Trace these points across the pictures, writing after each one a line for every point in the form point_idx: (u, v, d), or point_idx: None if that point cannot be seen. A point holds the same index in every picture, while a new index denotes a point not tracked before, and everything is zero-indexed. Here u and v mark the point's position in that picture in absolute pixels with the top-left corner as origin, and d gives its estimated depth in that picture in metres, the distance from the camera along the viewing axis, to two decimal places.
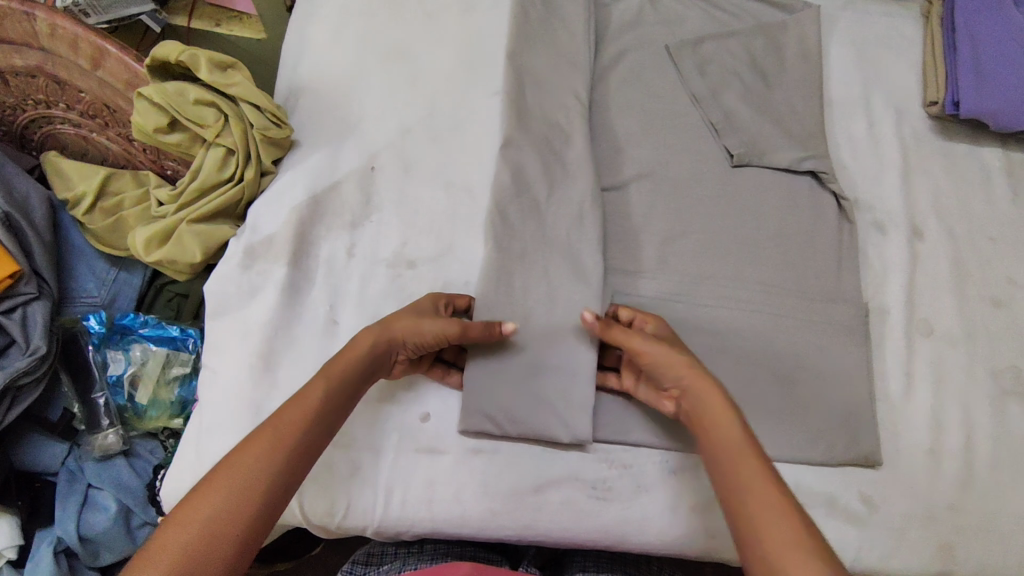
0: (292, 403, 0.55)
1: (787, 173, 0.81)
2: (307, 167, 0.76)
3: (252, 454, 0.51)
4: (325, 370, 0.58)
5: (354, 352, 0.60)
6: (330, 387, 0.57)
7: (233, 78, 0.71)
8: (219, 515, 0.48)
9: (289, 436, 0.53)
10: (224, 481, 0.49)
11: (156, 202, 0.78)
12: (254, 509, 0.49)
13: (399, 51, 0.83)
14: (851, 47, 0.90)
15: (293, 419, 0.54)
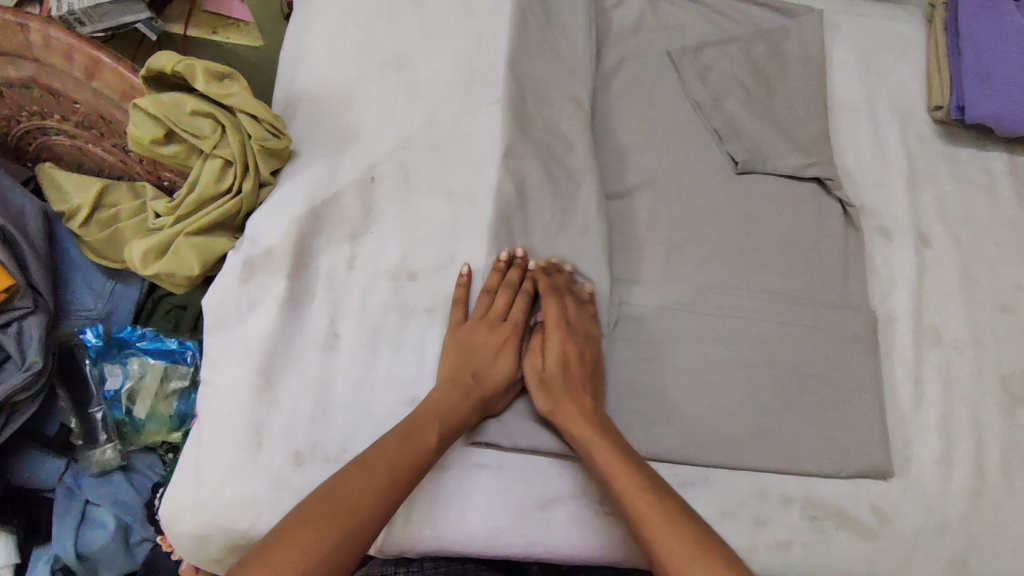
0: (406, 444, 0.59)
1: (792, 179, 0.80)
2: (307, 178, 0.75)
3: (368, 491, 0.55)
4: (436, 416, 0.62)
5: (464, 401, 0.63)
6: (442, 437, 0.61)
7: (229, 89, 0.70)
8: (338, 549, 0.52)
9: (402, 482, 0.57)
10: (342, 515, 0.53)
11: (152, 214, 0.77)
12: (363, 536, 0.54)
13: (398, 59, 0.82)
14: (854, 51, 0.89)
15: (406, 467, 0.58)
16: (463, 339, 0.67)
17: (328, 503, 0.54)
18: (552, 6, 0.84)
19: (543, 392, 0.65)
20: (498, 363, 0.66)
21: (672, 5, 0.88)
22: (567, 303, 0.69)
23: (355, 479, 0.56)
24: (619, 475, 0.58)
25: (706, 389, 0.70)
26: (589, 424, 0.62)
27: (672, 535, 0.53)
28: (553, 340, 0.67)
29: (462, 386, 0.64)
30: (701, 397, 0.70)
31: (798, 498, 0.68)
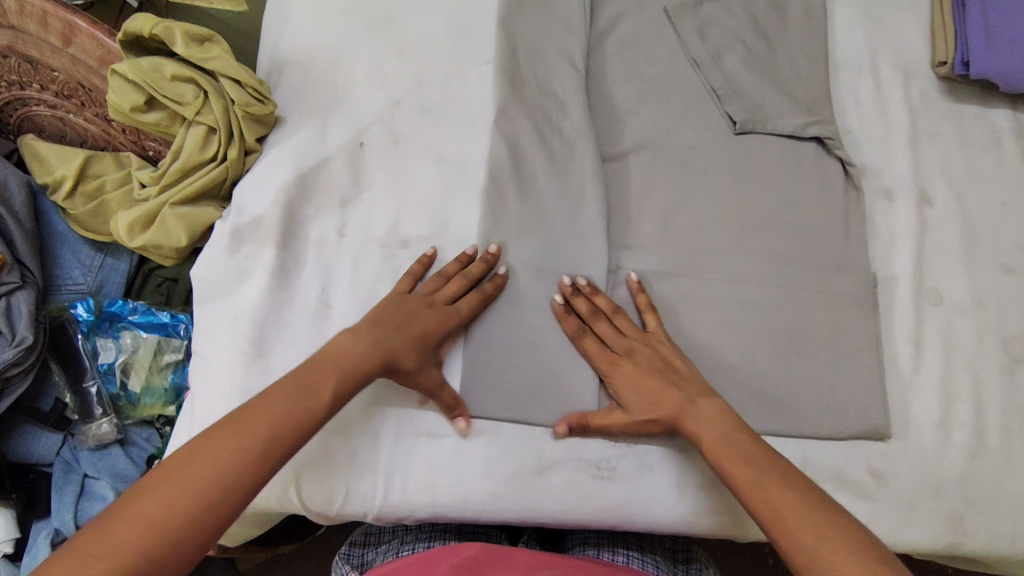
0: (292, 401, 0.56)
1: (792, 139, 0.78)
2: (294, 144, 0.73)
3: (236, 451, 0.53)
4: (335, 371, 0.59)
5: (366, 363, 0.60)
6: (336, 396, 0.58)
7: (210, 52, 0.68)
8: (196, 516, 0.50)
9: (285, 443, 0.55)
10: (202, 481, 0.51)
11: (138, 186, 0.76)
12: (235, 495, 0.52)
13: (386, 19, 0.79)
14: (858, 6, 0.86)
15: (294, 426, 0.56)
16: (391, 306, 0.64)
17: (190, 457, 0.52)
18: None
19: (645, 412, 0.63)
20: (415, 349, 0.62)
21: None
22: (604, 327, 0.66)
23: (223, 434, 0.54)
24: (734, 465, 0.58)
25: (705, 355, 0.69)
26: (695, 414, 0.61)
27: (798, 517, 0.54)
28: (622, 370, 0.65)
29: (368, 339, 0.61)
30: (698, 362, 0.69)
31: (797, 461, 0.68)
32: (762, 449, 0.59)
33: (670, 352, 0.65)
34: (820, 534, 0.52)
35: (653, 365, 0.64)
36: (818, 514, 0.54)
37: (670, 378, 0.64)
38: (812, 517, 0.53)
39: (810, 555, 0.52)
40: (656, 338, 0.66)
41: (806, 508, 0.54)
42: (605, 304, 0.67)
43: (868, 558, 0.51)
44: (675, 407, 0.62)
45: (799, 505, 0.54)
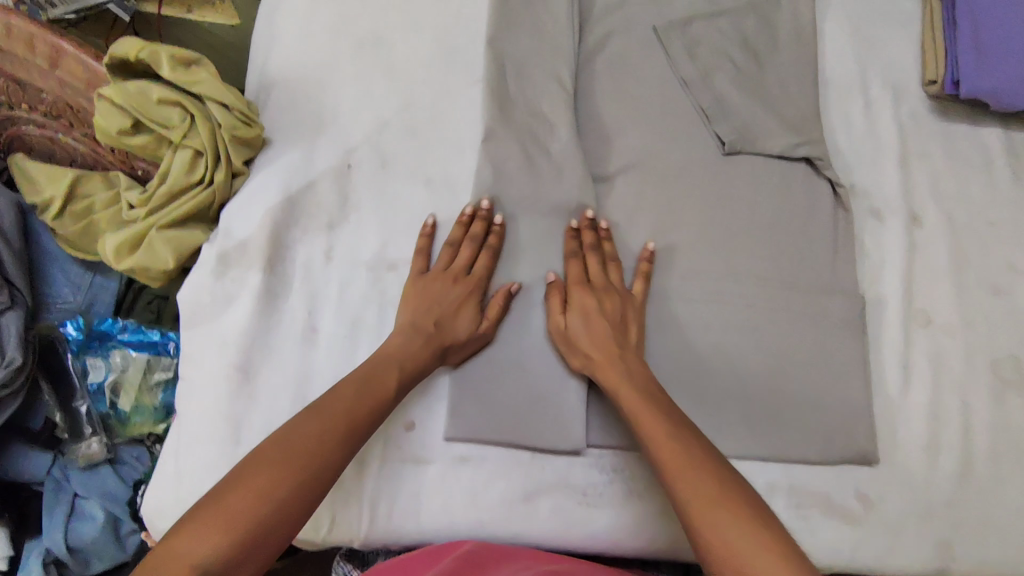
0: (364, 391, 0.60)
1: (781, 159, 0.78)
2: (282, 166, 0.73)
3: (323, 436, 0.56)
4: (394, 362, 0.62)
5: (420, 351, 0.63)
6: (398, 387, 0.62)
7: (197, 75, 0.68)
8: (292, 493, 0.53)
9: (357, 429, 0.58)
10: (296, 461, 0.54)
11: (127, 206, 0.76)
12: (318, 480, 0.55)
13: (374, 39, 0.79)
14: (848, 23, 0.86)
15: (363, 414, 0.59)
16: (425, 289, 0.67)
17: (289, 444, 0.55)
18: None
19: (588, 343, 0.65)
20: (458, 314, 0.65)
21: None
22: (594, 264, 0.69)
23: (308, 424, 0.57)
24: (650, 418, 0.59)
25: (692, 378, 0.69)
26: (625, 372, 0.63)
27: (693, 477, 0.54)
28: (584, 300, 0.66)
29: (420, 337, 0.64)
30: (685, 386, 0.69)
31: (783, 485, 0.68)
32: (682, 421, 0.59)
33: (632, 319, 0.67)
34: (709, 496, 0.53)
35: (619, 315, 0.66)
36: (717, 483, 0.54)
37: (621, 337, 0.65)
38: (708, 485, 0.54)
39: (697, 509, 0.53)
40: (631, 302, 0.68)
41: (709, 473, 0.55)
42: (609, 249, 0.70)
43: (759, 535, 0.50)
44: (609, 345, 0.64)
45: (702, 470, 0.55)
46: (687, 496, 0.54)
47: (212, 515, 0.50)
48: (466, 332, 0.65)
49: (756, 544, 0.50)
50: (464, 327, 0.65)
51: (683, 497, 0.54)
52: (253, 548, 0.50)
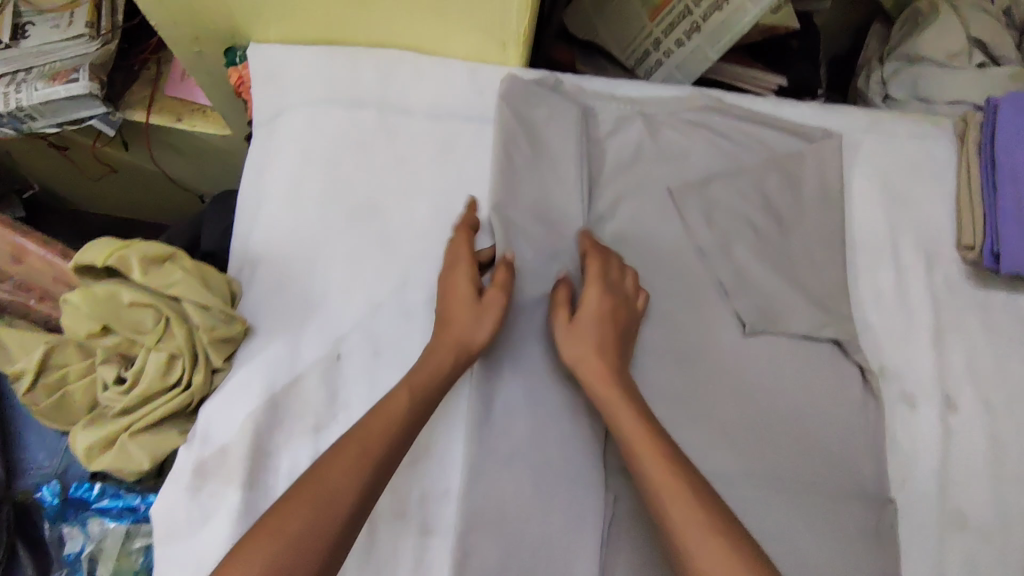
0: (377, 416, 0.58)
1: (807, 339, 0.73)
2: (264, 359, 0.67)
3: (335, 464, 0.55)
4: (414, 380, 0.61)
5: (442, 366, 0.63)
6: (420, 406, 0.60)
7: (171, 276, 0.62)
8: (309, 530, 0.51)
9: (379, 457, 0.56)
10: (314, 493, 0.53)
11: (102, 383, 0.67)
12: (343, 509, 0.53)
13: (367, 207, 0.73)
14: (878, 178, 0.79)
15: (386, 438, 0.57)
16: (450, 292, 0.66)
17: (311, 476, 0.54)
18: (539, 140, 0.75)
19: (569, 344, 0.64)
20: (478, 307, 0.65)
21: (673, 128, 0.78)
22: (610, 266, 0.68)
23: (332, 456, 0.55)
24: (638, 432, 0.58)
25: None
26: (619, 375, 0.63)
27: (686, 498, 0.54)
28: (593, 289, 0.66)
29: (436, 350, 0.63)
30: None
31: None
32: (665, 436, 0.59)
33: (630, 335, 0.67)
34: (691, 514, 0.53)
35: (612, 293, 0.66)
36: (705, 511, 0.53)
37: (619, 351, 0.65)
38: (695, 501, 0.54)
39: (680, 531, 0.53)
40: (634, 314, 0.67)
41: (694, 502, 0.54)
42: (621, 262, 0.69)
43: None
44: (598, 355, 0.63)
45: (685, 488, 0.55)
46: (688, 533, 0.52)
47: (235, 562, 0.49)
48: (482, 334, 0.64)
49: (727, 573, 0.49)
50: (480, 326, 0.64)
51: (667, 509, 0.54)
52: None
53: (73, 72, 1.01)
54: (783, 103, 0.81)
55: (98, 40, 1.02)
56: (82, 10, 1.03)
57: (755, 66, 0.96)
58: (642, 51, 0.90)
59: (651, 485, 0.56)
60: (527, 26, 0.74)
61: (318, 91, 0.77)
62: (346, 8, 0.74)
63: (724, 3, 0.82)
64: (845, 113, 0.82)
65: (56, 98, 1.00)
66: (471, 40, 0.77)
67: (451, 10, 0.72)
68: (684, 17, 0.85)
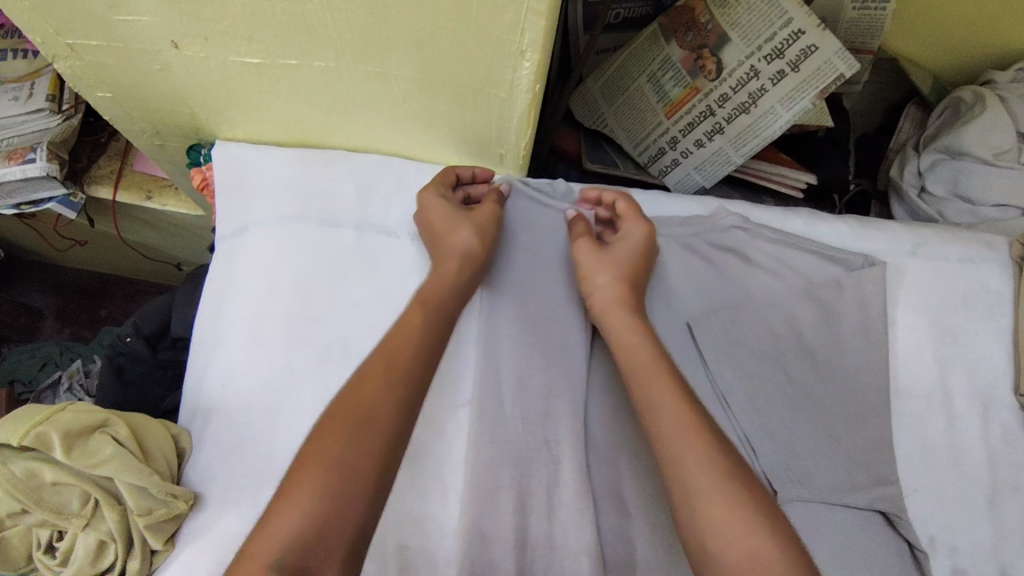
0: (395, 333, 0.56)
1: (848, 509, 0.63)
2: (215, 538, 0.57)
3: (362, 389, 0.52)
4: (428, 302, 0.59)
5: (451, 293, 0.61)
6: (437, 331, 0.58)
7: (103, 451, 0.52)
8: (354, 448, 0.49)
9: (409, 374, 0.54)
10: (350, 418, 0.51)
11: (36, 542, 0.54)
12: (385, 425, 0.51)
13: (341, 346, 0.63)
14: (926, 310, 0.70)
15: (409, 354, 0.55)
16: (442, 214, 0.63)
17: (347, 400, 0.52)
18: (540, 268, 0.68)
19: (593, 276, 0.63)
20: (460, 220, 0.63)
21: (693, 253, 0.69)
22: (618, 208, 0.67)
23: (361, 377, 0.53)
24: (650, 391, 0.54)
25: None
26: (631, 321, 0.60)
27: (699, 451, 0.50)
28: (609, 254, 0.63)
29: (448, 271, 0.61)
30: None
31: None
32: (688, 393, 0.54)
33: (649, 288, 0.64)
34: (702, 466, 0.49)
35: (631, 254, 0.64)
36: (711, 458, 0.50)
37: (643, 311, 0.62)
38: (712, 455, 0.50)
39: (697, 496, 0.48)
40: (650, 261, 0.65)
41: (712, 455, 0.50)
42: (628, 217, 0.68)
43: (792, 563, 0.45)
44: (618, 300, 0.61)
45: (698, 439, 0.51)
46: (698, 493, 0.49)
47: (289, 491, 0.47)
48: (471, 239, 0.62)
49: (739, 534, 0.46)
50: (469, 231, 0.62)
51: (683, 474, 0.50)
52: (333, 518, 0.46)
53: (31, 150, 0.92)
54: (816, 220, 0.72)
55: (59, 115, 0.92)
56: (43, 80, 0.92)
57: (784, 160, 0.86)
58: (657, 148, 0.82)
59: (661, 430, 0.52)
60: (527, 142, 0.65)
61: (289, 206, 0.68)
62: (325, 113, 0.66)
63: (751, 106, 0.74)
64: (888, 234, 0.72)
65: (10, 180, 0.91)
66: (464, 151, 0.68)
67: (443, 122, 0.64)
68: (705, 117, 0.77)
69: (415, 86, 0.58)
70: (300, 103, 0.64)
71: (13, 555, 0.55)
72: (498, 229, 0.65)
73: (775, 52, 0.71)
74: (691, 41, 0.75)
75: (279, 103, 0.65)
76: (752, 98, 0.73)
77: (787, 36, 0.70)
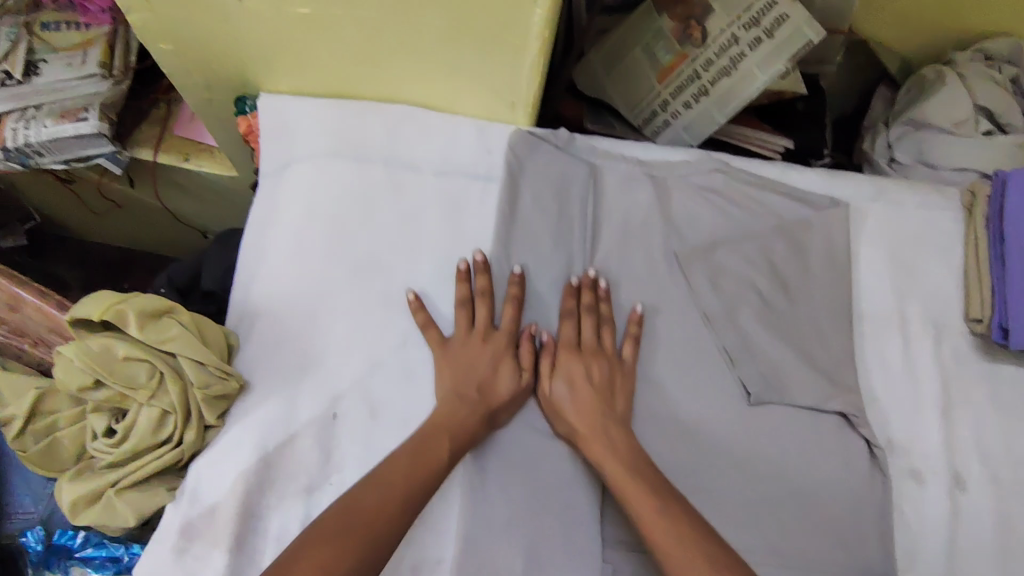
0: (416, 463, 0.61)
1: (812, 410, 0.71)
2: (259, 418, 0.65)
3: (379, 511, 0.57)
4: (442, 430, 0.63)
5: (463, 415, 0.64)
6: (449, 457, 0.62)
7: (169, 331, 0.61)
8: (353, 570, 0.54)
9: (414, 498, 0.59)
10: (355, 534, 0.56)
11: (90, 434, 0.64)
12: (376, 539, 0.56)
13: (369, 263, 0.72)
14: (886, 247, 0.79)
15: (418, 481, 0.60)
16: (452, 358, 0.68)
17: (352, 509, 0.57)
18: (547, 188, 0.76)
19: (562, 394, 0.67)
20: (499, 375, 0.67)
21: (682, 193, 0.77)
22: (590, 326, 0.70)
23: (368, 493, 0.58)
24: (639, 501, 0.60)
25: None
26: (605, 445, 0.64)
27: (681, 557, 0.57)
28: (572, 363, 0.69)
29: (455, 399, 0.65)
30: None
31: None
32: (672, 506, 0.60)
33: (619, 386, 0.69)
34: None
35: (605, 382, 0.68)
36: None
37: (607, 404, 0.67)
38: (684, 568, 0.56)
39: None
40: (621, 368, 0.70)
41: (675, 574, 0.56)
42: (605, 312, 0.71)
43: None
44: (588, 410, 0.66)
45: (679, 544, 0.57)
46: None
47: None
48: (466, 380, 0.66)
49: None
50: (451, 371, 0.67)
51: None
52: None
53: (83, 111, 1.02)
54: (790, 169, 0.82)
55: (110, 80, 1.02)
56: (94, 49, 1.02)
57: (762, 127, 0.96)
58: (650, 111, 0.91)
59: (656, 546, 0.58)
60: (536, 90, 0.75)
61: (326, 146, 0.78)
62: (359, 64, 0.75)
63: (733, 69, 0.83)
64: (853, 182, 0.81)
65: (65, 136, 1.01)
66: (479, 98, 0.78)
67: (462, 70, 0.73)
68: (692, 80, 0.86)
69: (440, 37, 0.68)
70: (339, 53, 0.74)
71: (69, 445, 0.65)
72: (484, 347, 0.69)
73: (753, 20, 0.81)
74: (680, 14, 0.85)
75: (319, 54, 0.75)
76: (733, 61, 0.83)
77: (763, 7, 0.81)
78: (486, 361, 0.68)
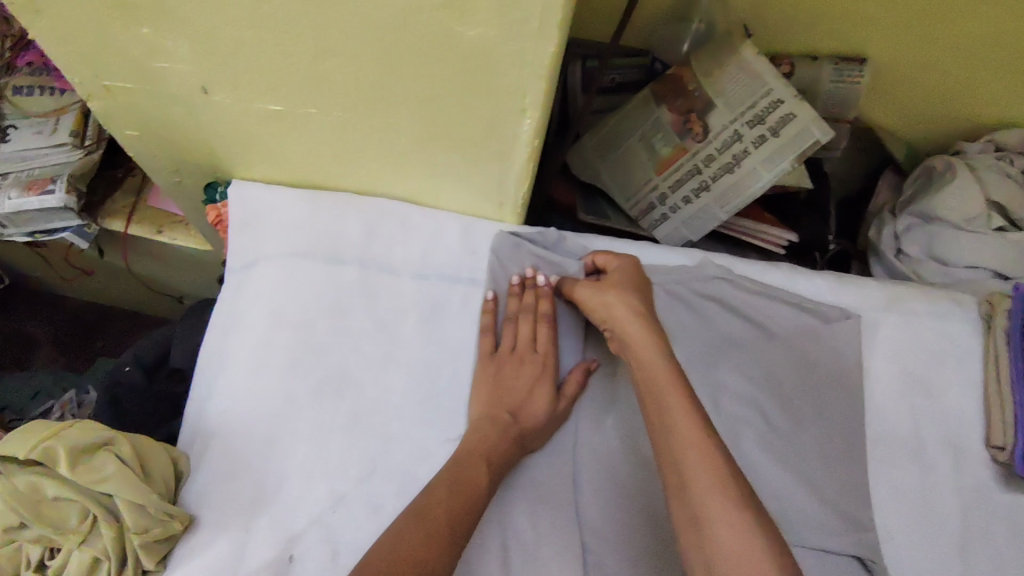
0: (458, 490, 0.57)
1: (825, 553, 0.64)
2: (208, 559, 0.58)
3: (428, 542, 0.52)
4: (478, 457, 0.60)
5: (497, 440, 0.62)
6: (490, 479, 0.60)
7: (105, 468, 0.54)
8: None
9: (459, 525, 0.55)
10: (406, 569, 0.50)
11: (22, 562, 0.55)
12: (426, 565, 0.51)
13: (339, 378, 0.66)
14: (898, 364, 0.73)
15: (464, 506, 0.56)
16: (491, 375, 0.67)
17: (395, 542, 0.52)
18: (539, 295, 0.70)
19: (601, 301, 0.65)
20: (535, 399, 0.65)
21: (680, 302, 0.72)
22: (618, 270, 0.68)
23: (410, 525, 0.53)
24: (666, 405, 0.55)
25: None
26: (654, 338, 0.61)
27: (713, 453, 0.51)
28: (613, 289, 0.66)
29: (490, 429, 0.63)
30: None
31: None
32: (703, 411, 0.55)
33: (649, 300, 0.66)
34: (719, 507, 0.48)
35: (629, 284, 0.66)
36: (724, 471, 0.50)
37: (646, 312, 0.64)
38: (710, 466, 0.50)
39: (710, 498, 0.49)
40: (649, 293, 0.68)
41: (714, 455, 0.51)
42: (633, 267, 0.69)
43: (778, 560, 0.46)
44: (633, 317, 0.63)
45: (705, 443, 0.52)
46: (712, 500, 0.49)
47: None
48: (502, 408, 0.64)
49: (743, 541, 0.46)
50: (488, 400, 0.65)
51: (689, 487, 0.50)
52: None
53: (50, 182, 0.96)
54: (796, 274, 0.76)
55: (81, 150, 0.96)
56: (68, 117, 0.97)
57: (767, 219, 0.91)
58: (647, 204, 0.87)
59: (670, 452, 0.52)
60: (526, 192, 0.69)
61: (299, 244, 0.72)
62: (335, 158, 0.70)
63: (735, 167, 0.79)
64: (863, 290, 0.76)
65: (29, 209, 0.95)
66: (464, 196, 0.72)
67: (446, 171, 0.68)
68: (691, 175, 0.82)
69: (421, 137, 0.63)
70: (315, 149, 0.69)
71: None
72: (524, 364, 0.67)
73: (757, 118, 0.76)
74: (679, 106, 0.81)
75: (291, 149, 0.70)
76: (736, 159, 0.79)
77: (767, 104, 0.75)
78: (528, 378, 0.67)
